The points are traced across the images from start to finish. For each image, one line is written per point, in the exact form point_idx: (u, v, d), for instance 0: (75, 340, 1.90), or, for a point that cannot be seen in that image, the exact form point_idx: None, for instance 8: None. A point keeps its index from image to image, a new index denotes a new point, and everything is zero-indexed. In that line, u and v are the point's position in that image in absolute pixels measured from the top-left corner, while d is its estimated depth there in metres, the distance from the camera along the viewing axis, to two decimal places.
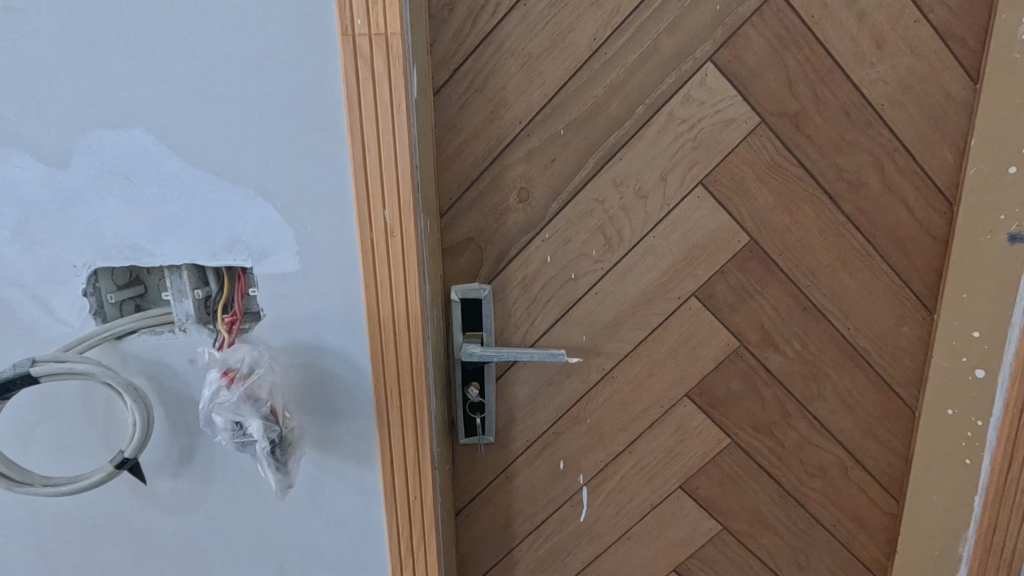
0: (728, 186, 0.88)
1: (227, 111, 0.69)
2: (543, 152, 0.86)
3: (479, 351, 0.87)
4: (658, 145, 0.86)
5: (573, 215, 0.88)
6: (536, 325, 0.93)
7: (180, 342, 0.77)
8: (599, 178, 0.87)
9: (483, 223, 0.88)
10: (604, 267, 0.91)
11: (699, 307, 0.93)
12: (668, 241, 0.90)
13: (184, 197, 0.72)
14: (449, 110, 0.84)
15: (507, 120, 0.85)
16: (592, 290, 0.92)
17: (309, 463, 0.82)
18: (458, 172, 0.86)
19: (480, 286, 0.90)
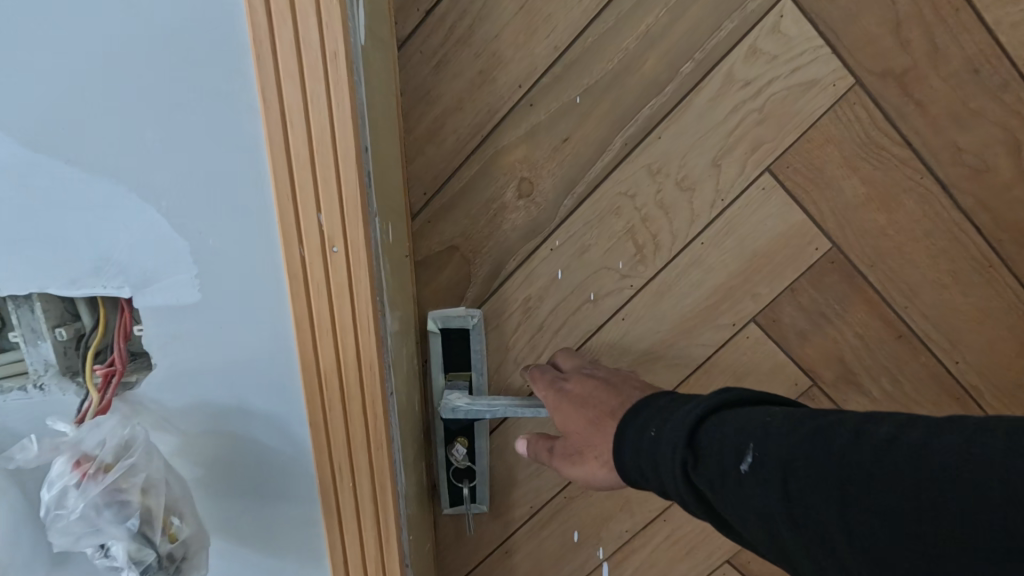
0: (805, 173, 0.64)
1: (74, 62, 0.45)
2: (552, 129, 0.62)
3: (465, 402, 0.64)
4: (711, 118, 0.62)
5: (592, 215, 0.65)
6: (543, 361, 0.70)
7: (37, 403, 0.54)
8: (629, 164, 0.63)
9: (470, 228, 0.65)
10: (633, 285, 0.68)
11: (760, 336, 0.70)
12: (721, 249, 0.67)
13: (20, 194, 0.48)
14: (420, 70, 0.60)
15: (502, 84, 0.61)
16: (617, 315, 0.69)
17: (230, 558, 0.60)
18: (434, 157, 0.63)
19: (467, 311, 0.67)
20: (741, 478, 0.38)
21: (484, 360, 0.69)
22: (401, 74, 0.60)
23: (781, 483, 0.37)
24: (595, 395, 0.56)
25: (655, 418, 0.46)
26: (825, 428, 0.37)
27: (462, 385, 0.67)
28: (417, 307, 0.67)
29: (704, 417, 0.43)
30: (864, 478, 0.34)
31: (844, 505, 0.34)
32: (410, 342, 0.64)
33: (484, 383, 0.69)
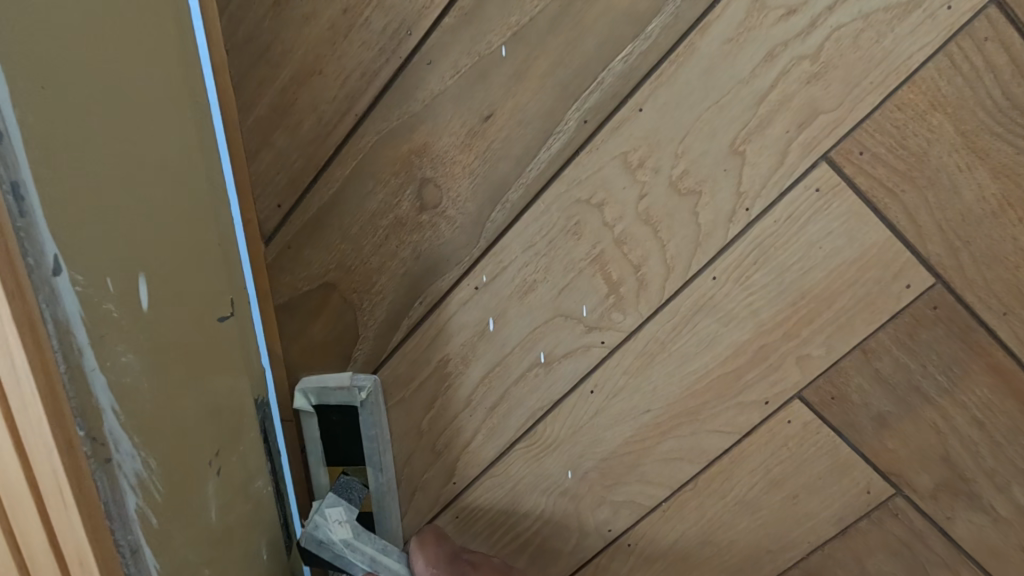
0: (891, 163, 0.38)
1: None
2: (465, 101, 0.39)
3: (345, 536, 0.42)
4: (728, 75, 0.37)
5: (535, 237, 0.41)
6: (474, 450, 0.47)
7: None
8: (590, 155, 0.39)
9: (350, 255, 0.43)
10: (604, 342, 0.44)
11: (811, 420, 0.45)
12: (746, 287, 0.42)
13: None
14: (251, 12, 0.38)
15: (380, 31, 0.38)
16: (582, 386, 0.45)
17: None
18: (287, 149, 0.40)
19: (353, 380, 0.45)
20: None
21: (385, 451, 0.47)
22: (222, 20, 0.38)
23: None
24: None
25: None
26: None
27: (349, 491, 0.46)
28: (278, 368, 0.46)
29: None
30: None
31: None
32: (237, 457, 0.38)
33: (387, 484, 0.47)
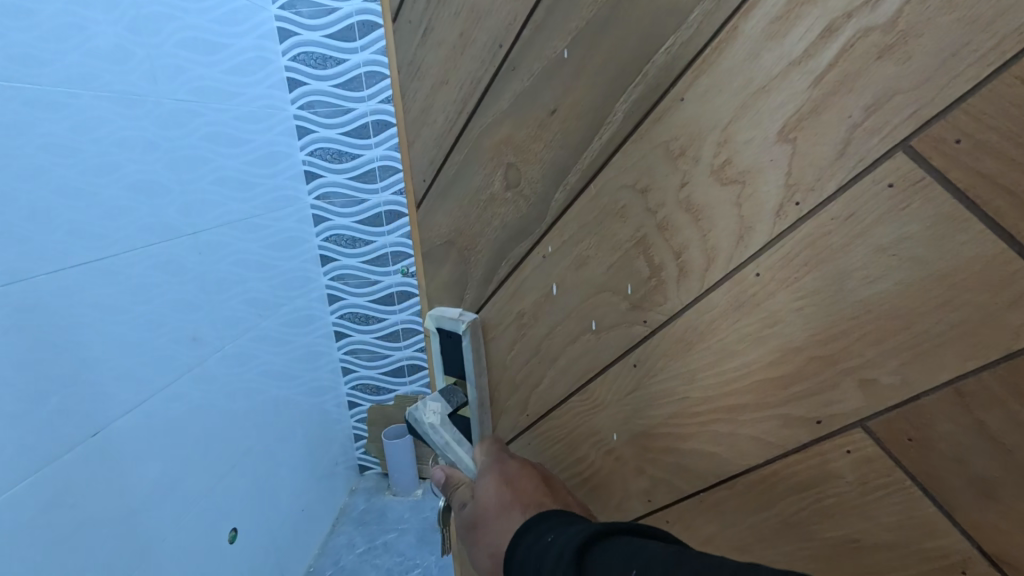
0: (1001, 152, 0.30)
1: (158, 120, 1.11)
2: (536, 98, 0.46)
3: (433, 423, 0.58)
4: (779, 54, 0.35)
5: (589, 217, 0.46)
6: (539, 393, 0.56)
7: (123, 287, 1.00)
8: (635, 144, 0.42)
9: (461, 221, 0.56)
10: (647, 322, 0.46)
11: (877, 456, 0.38)
12: (795, 288, 0.38)
13: (153, 186, 1.09)
14: (410, 43, 0.54)
15: (481, 46, 0.48)
16: (626, 357, 0.48)
17: (270, 405, 1.45)
18: (427, 139, 0.56)
19: (461, 316, 0.58)
20: None
21: (481, 372, 0.59)
22: (392, 49, 0.55)
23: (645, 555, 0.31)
24: (521, 481, 0.49)
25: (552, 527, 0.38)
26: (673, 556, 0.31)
27: (452, 395, 0.60)
28: (422, 298, 0.64)
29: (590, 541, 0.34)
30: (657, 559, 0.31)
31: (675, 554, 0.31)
32: None
33: (481, 400, 0.60)
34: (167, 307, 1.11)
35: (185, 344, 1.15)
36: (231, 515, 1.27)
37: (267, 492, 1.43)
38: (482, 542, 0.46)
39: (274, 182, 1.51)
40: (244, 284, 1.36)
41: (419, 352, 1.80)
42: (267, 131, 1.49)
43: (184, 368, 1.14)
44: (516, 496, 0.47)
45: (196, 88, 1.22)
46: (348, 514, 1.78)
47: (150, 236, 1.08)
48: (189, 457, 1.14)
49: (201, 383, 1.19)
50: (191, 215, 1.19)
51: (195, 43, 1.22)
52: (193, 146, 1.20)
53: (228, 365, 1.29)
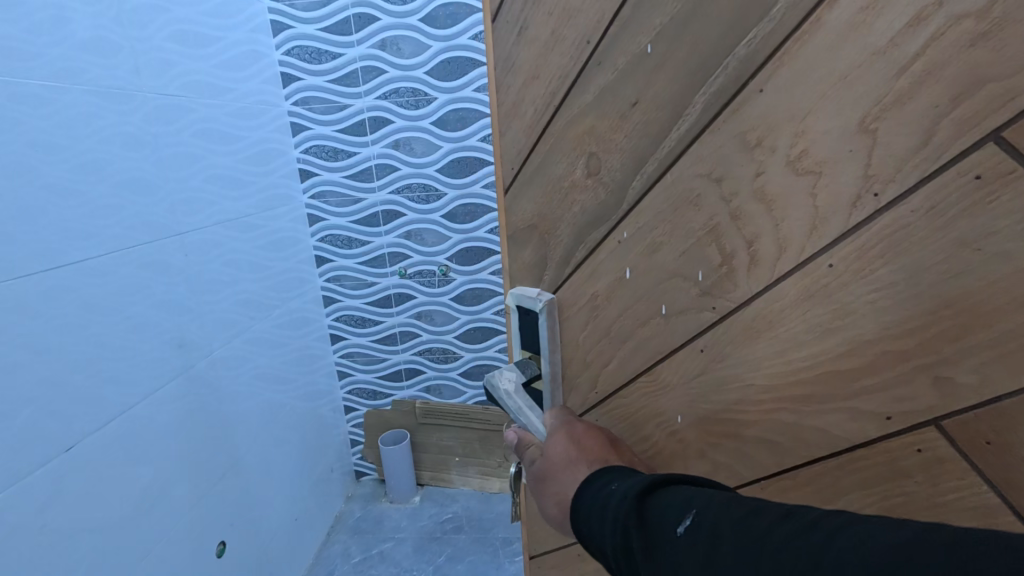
0: None
1: (145, 112, 1.11)
2: (620, 91, 0.47)
3: (508, 388, 0.59)
4: (862, 45, 0.34)
5: (663, 206, 0.47)
6: (606, 373, 0.59)
7: (106, 288, 1.00)
8: (712, 135, 0.42)
9: (544, 207, 0.58)
10: (716, 308, 0.46)
11: (949, 457, 0.37)
12: (868, 280, 0.37)
13: (145, 180, 1.10)
14: (504, 39, 0.56)
15: (571, 43, 0.50)
16: (693, 343, 0.49)
17: (263, 409, 1.49)
18: (515, 130, 0.58)
19: (538, 296, 0.60)
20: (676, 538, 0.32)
21: (555, 348, 0.61)
22: (488, 47, 0.57)
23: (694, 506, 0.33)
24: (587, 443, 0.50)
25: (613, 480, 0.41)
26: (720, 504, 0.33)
27: (527, 367, 0.62)
28: (505, 279, 0.67)
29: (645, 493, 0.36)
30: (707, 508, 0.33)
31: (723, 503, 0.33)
32: None
33: (554, 374, 0.62)
34: (151, 305, 1.10)
35: (181, 338, 1.17)
36: (218, 527, 1.29)
37: (258, 494, 1.46)
38: (548, 491, 0.48)
39: (267, 179, 1.56)
40: (236, 284, 1.38)
41: (415, 355, 1.90)
42: (259, 127, 1.53)
43: (178, 367, 1.16)
44: (581, 454, 0.48)
45: (188, 81, 1.24)
46: (344, 522, 1.88)
47: (140, 235, 1.08)
48: (180, 464, 1.16)
49: (193, 384, 1.20)
50: (182, 216, 1.19)
51: (183, 34, 1.23)
52: (186, 139, 1.22)
53: (225, 363, 1.32)
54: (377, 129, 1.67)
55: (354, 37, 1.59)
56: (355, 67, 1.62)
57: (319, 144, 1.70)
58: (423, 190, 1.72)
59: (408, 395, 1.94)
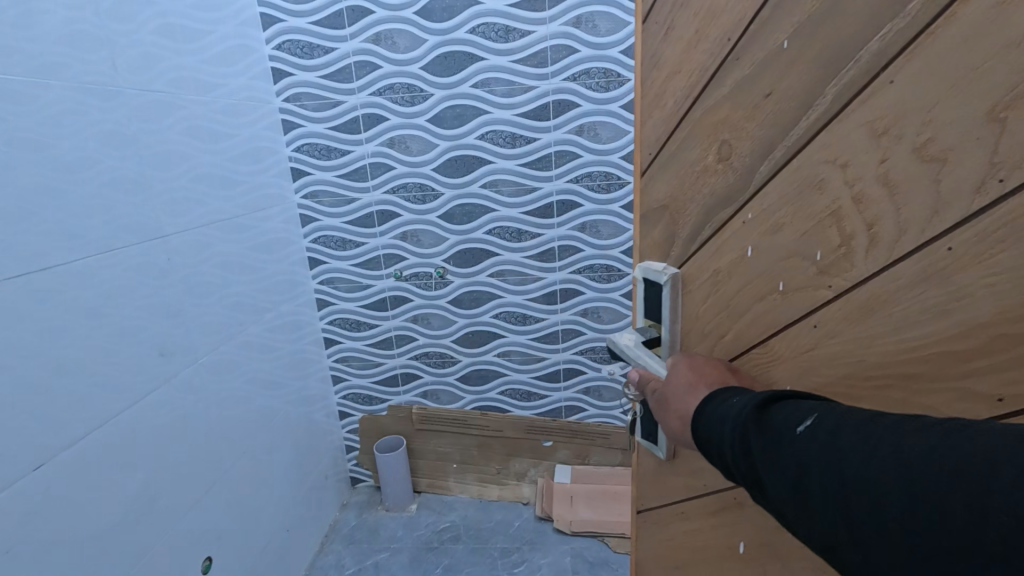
0: None
1: (136, 110, 1.38)
2: (753, 84, 0.51)
3: (629, 342, 0.67)
4: (1000, 33, 0.33)
5: (788, 189, 0.49)
6: (723, 343, 0.61)
7: (108, 256, 1.29)
8: (842, 122, 0.43)
9: (677, 187, 0.64)
10: (832, 287, 0.47)
11: None
12: (985, 268, 0.37)
13: (133, 175, 1.36)
14: (654, 43, 0.64)
15: (712, 42, 0.55)
16: (806, 319, 0.50)
17: (252, 377, 1.82)
18: (658, 120, 0.66)
19: (664, 269, 0.66)
20: (795, 434, 0.43)
21: (676, 318, 0.67)
22: (641, 45, 0.67)
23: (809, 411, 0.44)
24: (704, 367, 0.57)
25: (733, 395, 0.51)
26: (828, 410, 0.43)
27: (647, 333, 0.68)
28: (636, 253, 0.75)
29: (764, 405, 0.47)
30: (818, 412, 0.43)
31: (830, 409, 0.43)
32: None
33: (673, 343, 0.67)
34: (137, 278, 1.37)
35: (164, 303, 1.45)
36: (204, 488, 1.58)
37: (241, 466, 1.75)
38: (670, 409, 0.56)
39: (255, 180, 1.87)
40: (224, 265, 1.69)
41: (408, 361, 2.30)
42: (247, 126, 1.83)
43: (161, 330, 1.44)
44: (698, 376, 0.56)
45: (182, 79, 1.54)
46: (339, 530, 2.30)
47: (128, 237, 1.35)
48: (164, 438, 1.43)
49: (177, 351, 1.49)
50: (167, 215, 1.47)
51: (174, 31, 1.51)
52: (176, 132, 1.51)
53: (210, 341, 1.62)
54: (371, 125, 1.98)
55: (348, 32, 1.88)
56: (347, 61, 1.91)
57: (312, 142, 2.03)
58: (418, 190, 2.04)
59: (405, 400, 2.36)
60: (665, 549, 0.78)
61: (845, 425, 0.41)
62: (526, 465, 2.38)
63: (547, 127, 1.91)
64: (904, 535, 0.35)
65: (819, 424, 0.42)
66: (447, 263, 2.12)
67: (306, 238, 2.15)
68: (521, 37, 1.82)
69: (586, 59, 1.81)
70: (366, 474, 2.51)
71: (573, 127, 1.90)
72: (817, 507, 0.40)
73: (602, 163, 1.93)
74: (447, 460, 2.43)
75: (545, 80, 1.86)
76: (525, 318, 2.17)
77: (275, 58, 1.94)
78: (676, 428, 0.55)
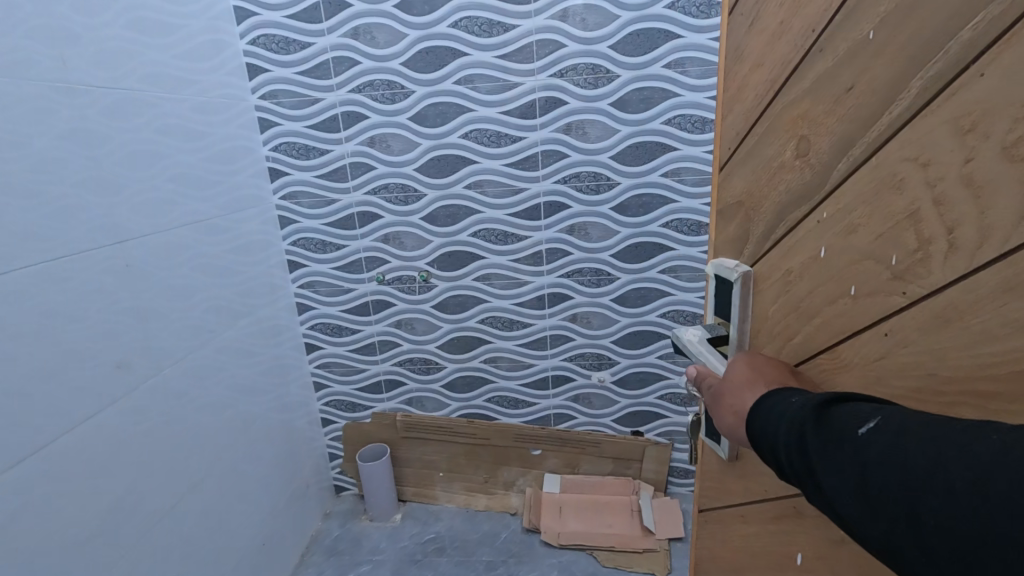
0: None
1: (106, 107, 1.32)
2: (837, 76, 0.47)
3: (693, 338, 0.64)
4: None
5: (864, 187, 0.45)
6: (790, 348, 0.57)
7: (76, 260, 1.22)
8: (926, 118, 0.39)
9: (754, 183, 0.60)
10: (906, 292, 0.43)
11: None
12: None
13: (102, 175, 1.30)
14: (738, 34, 0.61)
15: (797, 31, 0.51)
16: (877, 326, 0.46)
17: (231, 382, 1.74)
18: (739, 114, 0.62)
19: (736, 266, 0.63)
20: (856, 438, 0.41)
21: (746, 317, 0.63)
22: (726, 37, 0.64)
23: (874, 414, 0.41)
24: (765, 367, 0.54)
25: (792, 395, 0.48)
26: (895, 414, 0.40)
27: (715, 331, 0.65)
28: (710, 250, 0.71)
29: (825, 406, 0.44)
30: (884, 414, 0.41)
31: (896, 412, 0.41)
32: None
33: (741, 343, 0.64)
34: (107, 283, 1.30)
35: (138, 308, 1.38)
36: (180, 500, 1.49)
37: (220, 476, 1.67)
38: (724, 404, 0.54)
39: (230, 180, 1.78)
40: (202, 268, 1.62)
41: (391, 367, 2.23)
42: (224, 126, 1.76)
43: (135, 338, 1.36)
44: (760, 376, 0.53)
45: (155, 75, 1.48)
46: (321, 541, 2.22)
47: (96, 239, 1.27)
48: (135, 449, 1.35)
49: (150, 359, 1.41)
50: (140, 217, 1.40)
51: (146, 26, 1.45)
52: (150, 130, 1.44)
53: (187, 345, 1.54)
54: (351, 124, 1.92)
55: (325, 26, 1.82)
56: (325, 57, 1.85)
57: (290, 141, 1.96)
58: (400, 191, 1.98)
59: (389, 407, 2.30)
60: (723, 552, 0.76)
61: (915, 428, 0.38)
62: (515, 474, 2.31)
63: (533, 126, 1.86)
64: (974, 549, 0.33)
65: (885, 428, 0.40)
66: (431, 266, 2.07)
67: (286, 240, 2.08)
68: (505, 32, 1.76)
69: (573, 54, 1.75)
70: (351, 482, 2.43)
71: (560, 126, 1.84)
72: (880, 512, 0.39)
73: (590, 163, 1.87)
74: (433, 469, 2.36)
75: (532, 77, 1.80)
76: (512, 323, 2.12)
77: (250, 53, 1.87)
78: (728, 423, 0.53)
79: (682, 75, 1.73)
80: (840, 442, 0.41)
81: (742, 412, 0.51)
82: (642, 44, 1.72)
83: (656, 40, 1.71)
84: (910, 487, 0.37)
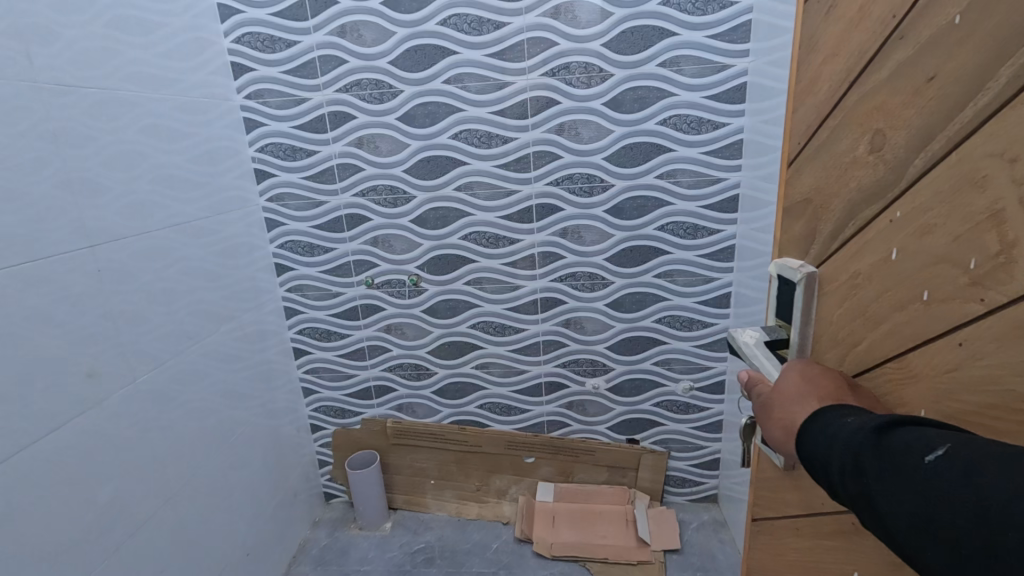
0: None
1: (87, 106, 1.27)
2: (919, 63, 0.43)
3: (748, 341, 0.63)
4: None
5: (942, 185, 0.42)
6: (855, 354, 0.54)
7: (57, 263, 1.17)
8: (1014, 110, 0.35)
9: (823, 179, 0.57)
10: (985, 300, 0.40)
11: None
12: None
13: (84, 175, 1.24)
14: (815, 21, 0.58)
15: (876, 19, 0.48)
16: (951, 335, 0.43)
17: (217, 387, 1.68)
18: (811, 107, 0.59)
19: (801, 267, 0.60)
20: (920, 466, 0.37)
21: (809, 321, 0.60)
22: (800, 27, 0.61)
23: (940, 441, 0.38)
24: (818, 380, 0.51)
25: (848, 414, 0.45)
26: (964, 442, 0.37)
27: (775, 334, 0.63)
28: (775, 248, 0.68)
29: (884, 429, 0.41)
30: (951, 441, 0.37)
31: (965, 440, 0.37)
32: None
33: (803, 348, 0.61)
34: (90, 284, 1.24)
35: (121, 313, 1.33)
36: (163, 511, 1.43)
37: (207, 485, 1.61)
38: (773, 418, 0.52)
39: (215, 181, 1.73)
40: (187, 271, 1.57)
41: (381, 372, 2.17)
42: (208, 125, 1.71)
43: (117, 346, 1.31)
44: (813, 390, 0.50)
45: (139, 73, 1.43)
46: (308, 550, 2.15)
47: (76, 241, 1.21)
48: (117, 459, 1.29)
49: (132, 366, 1.35)
50: (123, 219, 1.34)
51: (129, 24, 1.40)
52: (132, 129, 1.39)
53: (171, 350, 1.49)
54: (338, 124, 1.87)
55: (310, 23, 1.77)
56: (312, 56, 1.80)
57: (276, 142, 1.91)
58: (389, 193, 1.94)
59: (379, 413, 2.24)
60: (774, 566, 0.73)
61: (988, 457, 0.35)
62: (508, 482, 2.26)
63: (525, 127, 1.82)
64: None
65: (955, 456, 0.36)
66: (421, 270, 2.02)
67: (273, 243, 2.02)
68: (495, 30, 1.73)
69: (566, 52, 1.73)
70: (341, 490, 2.36)
71: (552, 126, 1.81)
72: (948, 547, 0.35)
73: (584, 164, 1.84)
74: (424, 476, 2.30)
75: (523, 76, 1.77)
76: (504, 328, 2.08)
77: (234, 52, 1.82)
78: (776, 438, 0.51)
79: (677, 74, 1.70)
80: (902, 468, 0.38)
81: (792, 428, 0.49)
82: (637, 42, 1.69)
83: (650, 38, 1.69)
84: (987, 522, 0.33)
